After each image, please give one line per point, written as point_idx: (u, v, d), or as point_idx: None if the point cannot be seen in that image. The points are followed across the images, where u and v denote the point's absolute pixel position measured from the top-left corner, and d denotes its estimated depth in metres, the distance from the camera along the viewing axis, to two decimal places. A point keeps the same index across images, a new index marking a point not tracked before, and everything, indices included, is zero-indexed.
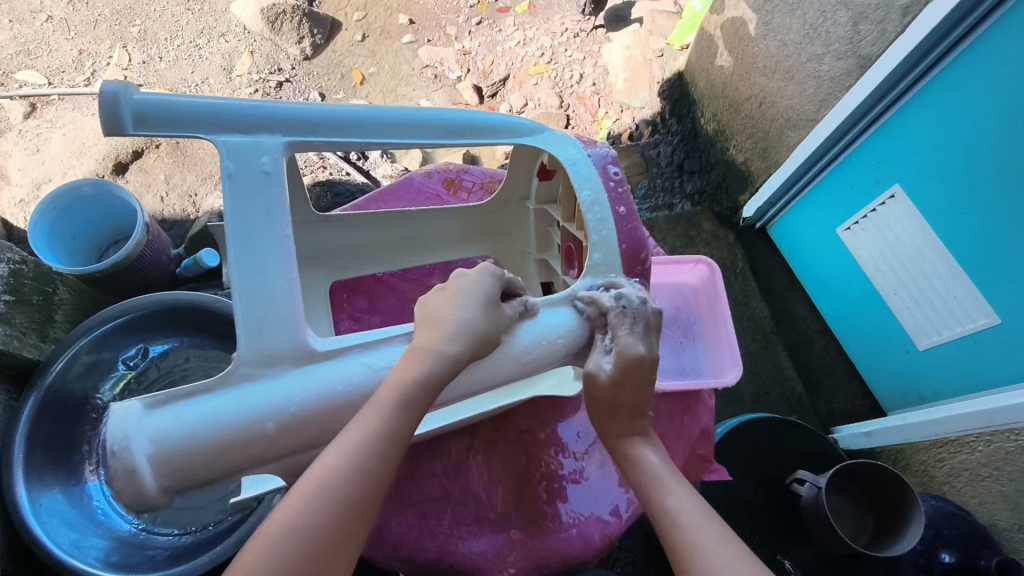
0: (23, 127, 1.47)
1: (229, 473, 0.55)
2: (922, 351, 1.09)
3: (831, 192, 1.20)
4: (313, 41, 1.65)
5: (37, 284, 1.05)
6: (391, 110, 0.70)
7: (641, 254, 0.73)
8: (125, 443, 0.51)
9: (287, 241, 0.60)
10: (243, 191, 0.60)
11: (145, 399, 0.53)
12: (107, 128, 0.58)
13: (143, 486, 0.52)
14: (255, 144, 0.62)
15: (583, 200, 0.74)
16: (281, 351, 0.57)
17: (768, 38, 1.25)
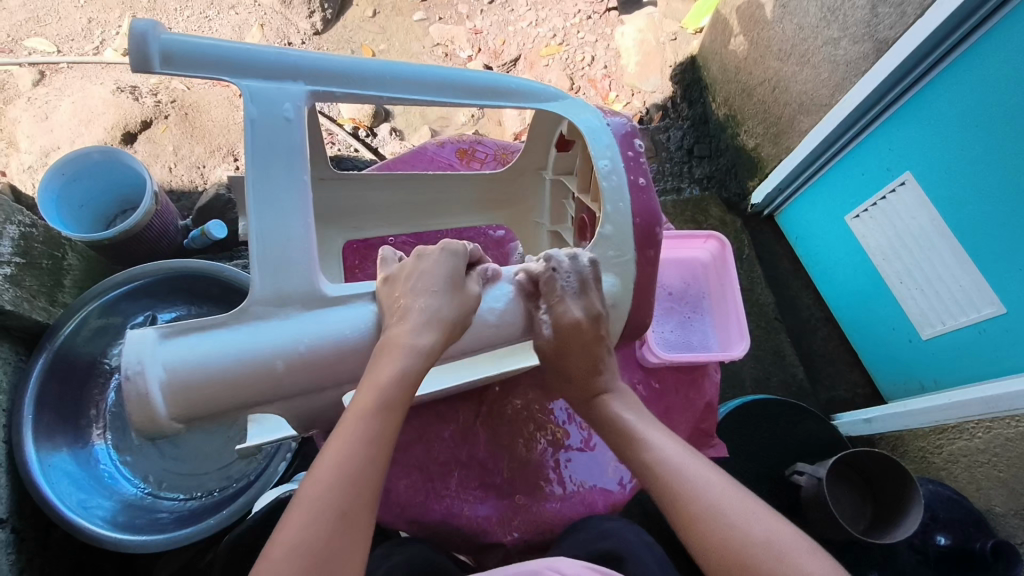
0: (31, 94, 1.46)
1: (237, 407, 0.57)
2: (926, 341, 1.10)
3: (839, 176, 1.20)
4: (323, 16, 1.62)
5: (46, 248, 1.04)
6: (413, 66, 0.69)
7: (653, 227, 0.73)
8: (140, 367, 0.53)
9: (305, 185, 0.60)
10: (266, 136, 0.60)
11: (159, 328, 0.55)
12: (134, 65, 0.58)
13: (154, 412, 0.53)
14: (279, 91, 0.62)
15: (600, 169, 0.73)
16: (295, 293, 0.58)
17: (784, 21, 1.25)
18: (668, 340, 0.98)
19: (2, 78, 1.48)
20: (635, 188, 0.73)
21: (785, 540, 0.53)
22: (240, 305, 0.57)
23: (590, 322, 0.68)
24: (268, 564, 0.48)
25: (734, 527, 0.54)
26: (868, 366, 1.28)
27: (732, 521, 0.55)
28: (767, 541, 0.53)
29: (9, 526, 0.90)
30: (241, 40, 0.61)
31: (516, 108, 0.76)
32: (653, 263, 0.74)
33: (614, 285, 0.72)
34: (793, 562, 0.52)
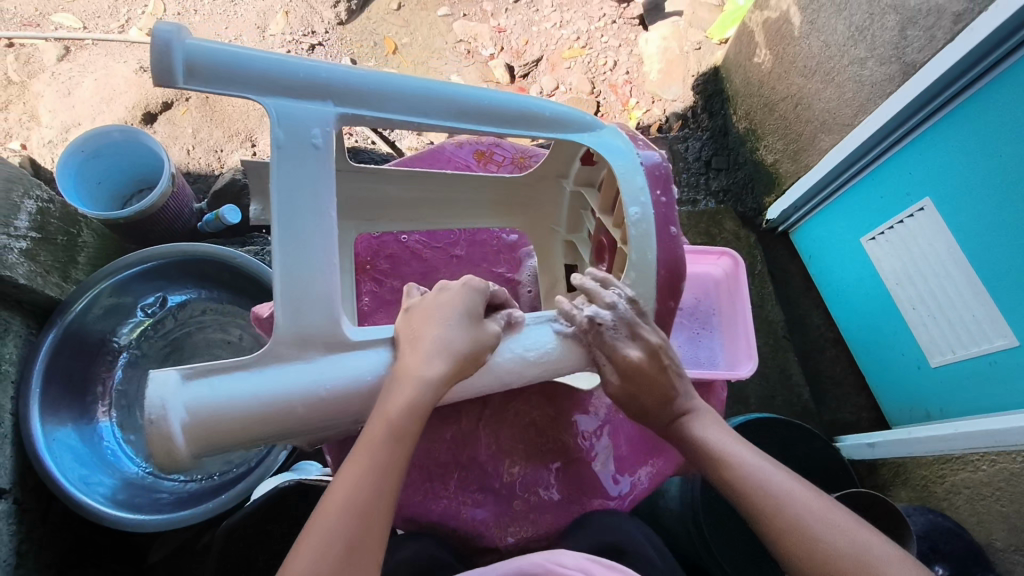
0: (56, 69, 1.48)
1: (255, 443, 0.57)
2: (933, 368, 1.09)
3: (860, 204, 1.19)
4: (348, 7, 1.63)
5: (62, 224, 1.05)
6: (443, 86, 0.69)
7: (677, 278, 0.73)
8: (162, 410, 0.52)
9: (332, 222, 0.60)
10: (291, 162, 0.61)
11: (183, 368, 0.55)
12: (159, 76, 0.58)
13: (175, 449, 0.53)
14: (306, 113, 0.62)
15: (630, 216, 0.73)
16: (318, 333, 0.58)
17: (811, 37, 1.23)
18: (674, 355, 0.96)
19: (28, 51, 1.49)
20: (662, 235, 0.73)
21: (880, 552, 0.55)
22: (264, 345, 0.57)
23: (641, 361, 0.67)
24: None
25: (824, 539, 0.56)
26: (875, 393, 1.27)
27: (820, 528, 0.56)
28: (856, 551, 0.55)
29: (10, 498, 0.91)
30: (268, 53, 0.61)
31: (545, 138, 0.75)
32: (673, 313, 0.74)
33: None
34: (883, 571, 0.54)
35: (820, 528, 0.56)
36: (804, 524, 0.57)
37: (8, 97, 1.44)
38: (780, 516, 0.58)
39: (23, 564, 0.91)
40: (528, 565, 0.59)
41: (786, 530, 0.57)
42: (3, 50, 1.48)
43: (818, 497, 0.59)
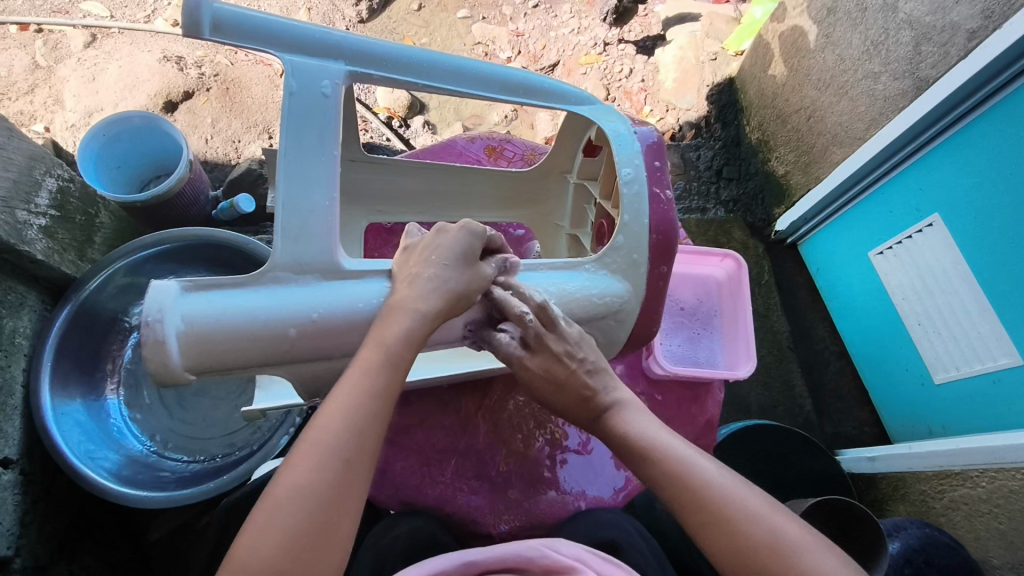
0: (82, 56, 1.51)
1: (248, 365, 0.58)
2: (938, 385, 1.09)
3: (869, 213, 1.18)
4: (369, 6, 1.65)
5: (81, 204, 1.07)
6: (451, 58, 0.72)
7: (670, 238, 0.74)
8: (160, 316, 0.54)
9: (335, 161, 0.62)
10: (303, 108, 0.62)
11: (183, 281, 0.56)
12: (186, 28, 0.59)
13: (170, 361, 0.54)
14: (321, 67, 0.64)
15: (622, 176, 0.75)
16: (313, 263, 0.60)
17: (826, 51, 1.24)
18: (674, 353, 0.98)
19: (56, 37, 1.53)
20: (654, 199, 0.74)
21: (798, 544, 0.52)
22: (261, 267, 0.58)
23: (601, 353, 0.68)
24: (262, 518, 0.49)
25: (744, 532, 0.53)
26: (878, 409, 1.27)
27: (736, 520, 0.54)
28: (772, 540, 0.53)
29: (17, 468, 0.92)
30: (290, 18, 0.64)
31: (547, 108, 0.78)
32: (665, 278, 0.75)
33: (624, 290, 0.73)
34: (798, 561, 0.52)
35: (739, 518, 0.54)
36: (729, 517, 0.54)
37: (35, 82, 1.48)
38: (703, 511, 0.55)
39: (26, 534, 0.92)
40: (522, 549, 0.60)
41: (712, 526, 0.55)
42: (32, 36, 1.52)
43: (741, 485, 0.57)
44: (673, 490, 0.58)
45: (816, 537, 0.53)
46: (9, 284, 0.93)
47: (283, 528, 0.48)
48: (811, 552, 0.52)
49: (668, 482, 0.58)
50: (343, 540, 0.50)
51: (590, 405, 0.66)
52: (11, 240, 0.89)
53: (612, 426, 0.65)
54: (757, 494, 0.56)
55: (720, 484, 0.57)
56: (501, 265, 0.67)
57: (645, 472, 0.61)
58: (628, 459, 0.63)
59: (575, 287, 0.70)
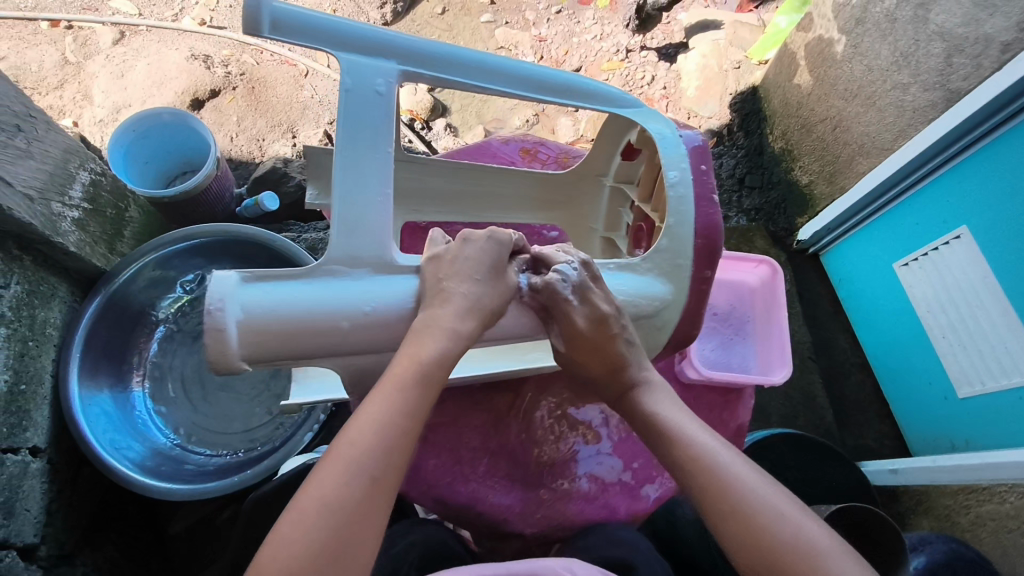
0: (111, 53, 1.53)
1: (301, 356, 0.58)
2: (962, 400, 1.08)
3: (895, 225, 1.18)
4: (394, 8, 1.67)
5: (111, 198, 1.08)
6: (500, 59, 0.73)
7: (715, 243, 0.74)
8: (221, 305, 0.55)
9: (388, 158, 0.64)
10: (355, 106, 0.64)
11: (242, 272, 0.57)
12: (246, 26, 0.62)
13: (229, 350, 0.55)
14: (375, 66, 0.66)
15: (668, 179, 0.75)
16: (366, 256, 0.61)
17: (853, 61, 1.24)
18: (707, 358, 0.98)
19: (86, 34, 1.55)
20: (701, 202, 0.74)
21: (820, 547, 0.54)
22: (317, 260, 0.60)
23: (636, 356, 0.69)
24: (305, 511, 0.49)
25: (773, 527, 0.55)
26: (899, 421, 1.26)
27: (767, 519, 0.56)
28: (800, 543, 0.54)
29: (44, 457, 0.93)
30: (344, 17, 0.66)
31: (590, 110, 0.78)
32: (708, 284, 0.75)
33: (668, 292, 0.73)
34: (823, 566, 0.53)
35: (769, 517, 0.56)
36: (750, 513, 0.56)
37: (64, 77, 1.49)
38: (721, 504, 0.58)
39: (52, 523, 0.93)
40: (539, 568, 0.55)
41: (726, 518, 0.57)
42: (63, 32, 1.55)
43: (771, 486, 0.58)
44: (697, 475, 0.60)
45: (837, 542, 0.54)
46: (42, 275, 0.94)
47: None
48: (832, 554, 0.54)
49: (695, 474, 0.60)
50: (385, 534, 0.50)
51: (619, 380, 0.68)
52: (46, 231, 0.90)
53: (636, 408, 0.67)
54: (781, 494, 0.58)
55: (740, 478, 0.59)
56: (524, 263, 0.69)
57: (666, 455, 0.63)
58: (653, 440, 0.65)
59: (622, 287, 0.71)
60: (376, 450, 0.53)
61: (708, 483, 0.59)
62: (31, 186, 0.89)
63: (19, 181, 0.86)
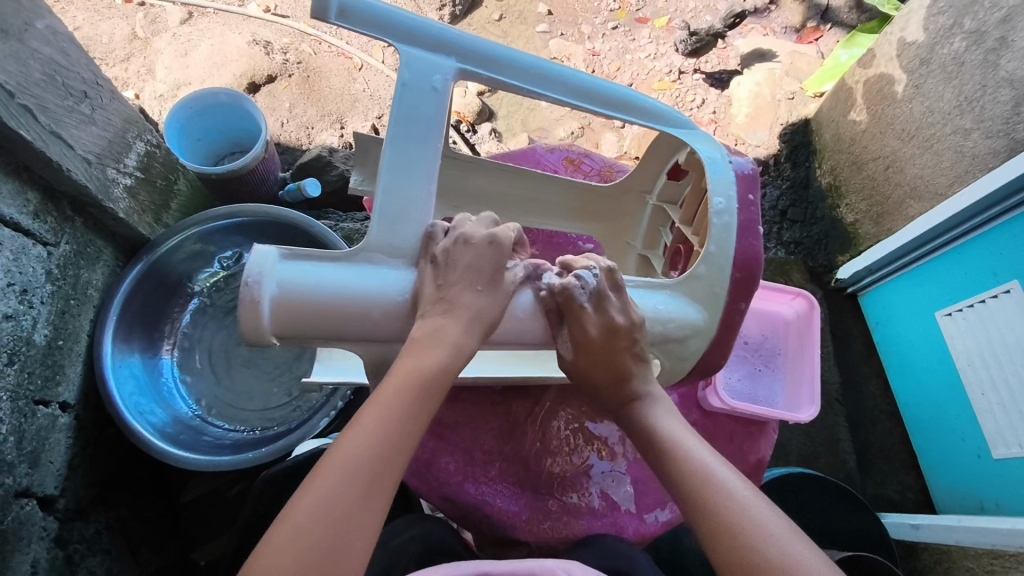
0: (177, 31, 1.58)
1: (330, 336, 0.61)
2: (995, 460, 1.03)
3: (937, 275, 1.15)
4: (452, 11, 1.69)
5: (163, 169, 1.12)
6: (558, 67, 0.73)
7: (752, 270, 0.72)
8: (259, 279, 0.58)
9: (436, 155, 0.65)
10: (411, 100, 0.66)
11: (282, 249, 0.60)
12: (315, 10, 0.63)
13: (262, 323, 0.58)
14: (434, 62, 0.67)
15: (714, 205, 0.73)
16: (403, 247, 0.63)
17: (914, 101, 1.21)
18: (734, 388, 0.96)
19: (156, 11, 1.61)
20: (744, 230, 0.73)
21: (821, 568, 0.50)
22: (356, 245, 0.62)
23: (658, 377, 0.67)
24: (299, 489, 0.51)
25: (757, 548, 0.52)
26: (925, 474, 1.22)
27: (751, 537, 0.53)
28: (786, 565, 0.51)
29: (72, 413, 0.96)
30: (409, 11, 0.67)
31: (642, 126, 0.78)
32: (740, 314, 0.73)
33: (697, 317, 0.72)
34: None
35: (756, 537, 0.53)
36: (741, 528, 0.54)
37: (131, 50, 1.55)
38: (712, 514, 0.55)
39: (71, 477, 0.96)
40: (539, 569, 0.54)
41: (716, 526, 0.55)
42: (135, 8, 1.61)
43: (768, 508, 0.55)
44: (689, 485, 0.58)
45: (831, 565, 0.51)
46: (90, 238, 0.97)
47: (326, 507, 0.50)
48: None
49: (692, 486, 0.58)
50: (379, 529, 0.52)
51: (622, 393, 0.68)
52: (99, 195, 0.93)
53: (635, 421, 0.67)
54: (778, 513, 0.55)
55: (736, 490, 0.57)
56: (525, 271, 0.68)
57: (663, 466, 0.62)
58: (655, 447, 0.64)
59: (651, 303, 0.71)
60: (386, 441, 0.54)
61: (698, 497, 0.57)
62: (90, 151, 0.92)
63: (80, 144, 0.90)
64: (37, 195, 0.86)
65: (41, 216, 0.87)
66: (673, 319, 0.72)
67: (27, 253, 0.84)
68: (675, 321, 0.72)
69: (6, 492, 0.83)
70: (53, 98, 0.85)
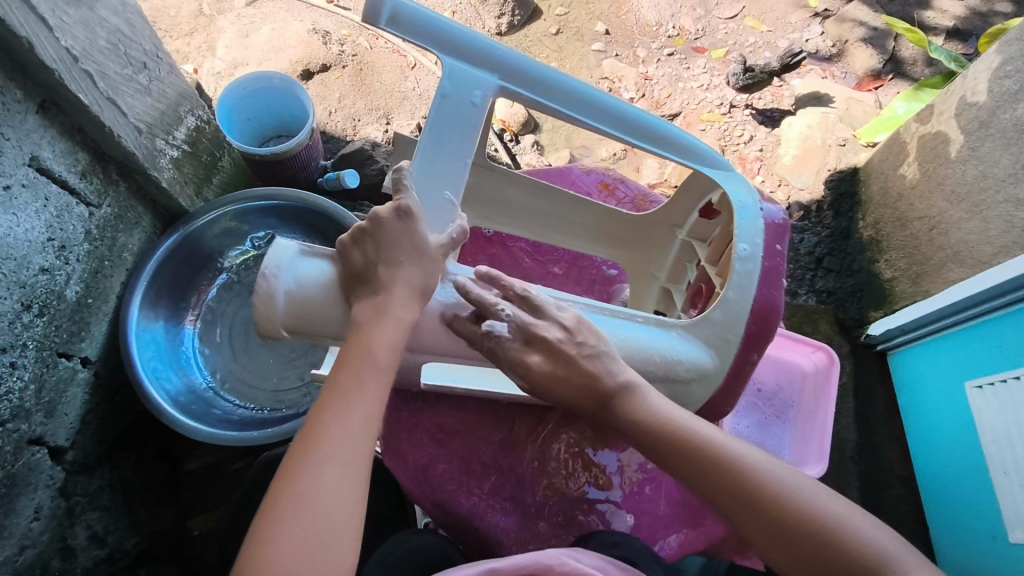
0: (242, 12, 1.63)
1: (331, 331, 0.67)
2: (1012, 544, 0.99)
3: (969, 343, 1.11)
4: (511, 20, 1.71)
5: (211, 145, 1.15)
6: (595, 92, 0.77)
7: (770, 319, 0.73)
8: (275, 271, 0.65)
9: (466, 165, 0.72)
10: (449, 111, 0.72)
11: (300, 246, 0.68)
12: (367, 16, 0.67)
13: (273, 311, 0.65)
14: (475, 76, 0.73)
15: (737, 251, 0.74)
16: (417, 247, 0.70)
17: (968, 163, 1.17)
18: (740, 433, 0.94)
19: None
20: (766, 280, 0.73)
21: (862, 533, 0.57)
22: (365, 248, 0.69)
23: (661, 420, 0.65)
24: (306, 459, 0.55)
25: (806, 510, 0.58)
26: (936, 550, 1.17)
27: (798, 504, 0.58)
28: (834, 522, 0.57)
29: (92, 369, 0.99)
30: (457, 24, 0.72)
31: (675, 160, 0.80)
32: (751, 365, 0.74)
33: (708, 362, 0.73)
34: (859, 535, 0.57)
35: (803, 501, 0.59)
36: (789, 499, 0.59)
37: (196, 26, 1.60)
38: (756, 494, 0.59)
39: (84, 431, 0.98)
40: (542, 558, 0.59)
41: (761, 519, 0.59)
42: None
43: (792, 471, 0.61)
44: (724, 476, 0.61)
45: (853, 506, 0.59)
46: (131, 203, 1.00)
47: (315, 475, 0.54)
48: (873, 536, 0.57)
49: (723, 474, 0.61)
50: (352, 507, 0.55)
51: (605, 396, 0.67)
52: (145, 163, 0.96)
53: (633, 418, 0.66)
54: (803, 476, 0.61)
55: (765, 467, 0.61)
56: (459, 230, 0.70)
57: (687, 464, 0.63)
58: (665, 446, 0.65)
59: (656, 345, 0.73)
60: (358, 420, 0.59)
61: (736, 485, 0.60)
62: (142, 120, 0.95)
63: (133, 113, 0.92)
64: (87, 156, 0.89)
65: (88, 177, 0.90)
66: (684, 362, 0.73)
67: (70, 211, 0.87)
68: (688, 366, 0.72)
69: (19, 439, 0.86)
70: (114, 65, 0.88)
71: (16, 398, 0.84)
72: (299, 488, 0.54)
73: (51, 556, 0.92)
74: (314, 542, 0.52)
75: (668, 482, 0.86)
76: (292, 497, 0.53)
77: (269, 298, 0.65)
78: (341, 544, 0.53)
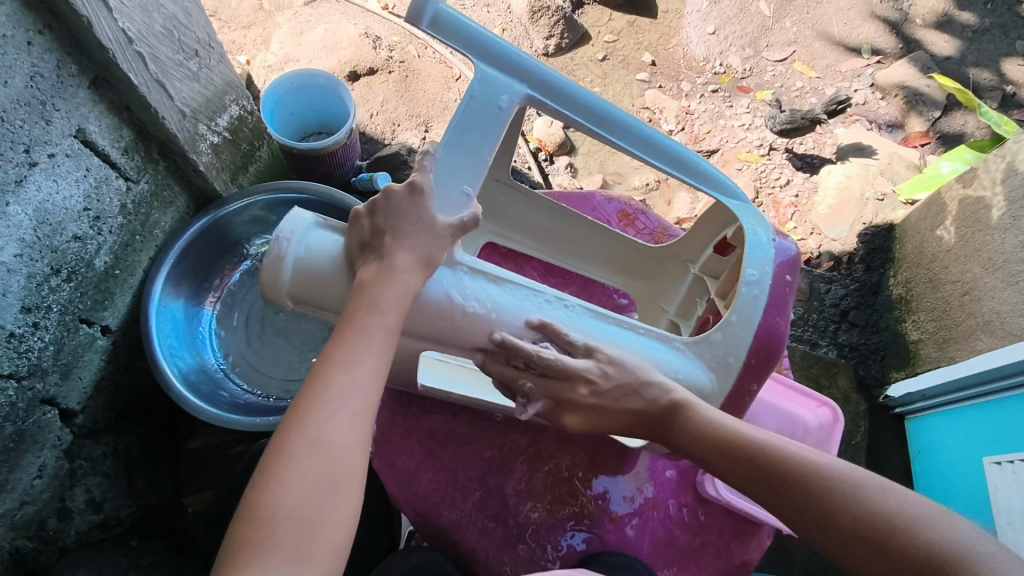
0: (299, 11, 1.68)
1: (329, 305, 0.70)
2: None
3: (994, 417, 1.07)
4: (558, 42, 1.72)
5: (250, 135, 1.19)
6: (621, 113, 0.79)
7: (773, 347, 0.77)
8: (288, 237, 0.69)
9: (484, 163, 0.74)
10: (473, 112, 0.75)
11: (318, 218, 0.72)
12: (408, 16, 0.71)
13: (280, 275, 0.69)
14: (504, 83, 0.76)
15: (745, 276, 0.77)
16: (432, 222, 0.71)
17: (1009, 232, 1.13)
18: None
19: None
20: (771, 308, 0.77)
21: (980, 538, 0.57)
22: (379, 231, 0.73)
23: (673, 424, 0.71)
24: (314, 409, 0.56)
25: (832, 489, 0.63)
26: None
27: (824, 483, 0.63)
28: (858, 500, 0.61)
29: (111, 338, 1.01)
30: (492, 33, 0.75)
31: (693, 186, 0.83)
32: (750, 395, 0.79)
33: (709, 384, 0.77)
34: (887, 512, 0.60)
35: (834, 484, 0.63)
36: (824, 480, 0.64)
37: (254, 20, 1.66)
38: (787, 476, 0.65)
39: (95, 398, 1.01)
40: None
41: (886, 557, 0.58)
42: None
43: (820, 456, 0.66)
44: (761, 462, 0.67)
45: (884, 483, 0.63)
46: (167, 182, 1.03)
47: (316, 432, 0.55)
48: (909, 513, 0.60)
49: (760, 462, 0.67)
50: (346, 481, 0.55)
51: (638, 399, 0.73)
52: (186, 146, 0.99)
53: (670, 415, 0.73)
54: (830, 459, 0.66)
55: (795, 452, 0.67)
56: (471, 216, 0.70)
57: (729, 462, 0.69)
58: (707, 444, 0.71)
59: (658, 358, 0.77)
60: (361, 382, 0.59)
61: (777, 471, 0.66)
62: (187, 104, 0.98)
63: (179, 97, 0.96)
64: (130, 133, 0.93)
65: (130, 153, 0.93)
66: (682, 379, 0.77)
67: (108, 183, 0.91)
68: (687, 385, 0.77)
69: (33, 396, 0.88)
70: (166, 49, 0.91)
71: (35, 356, 0.87)
72: (307, 433, 0.55)
73: (48, 514, 0.94)
74: (321, 487, 0.54)
75: (655, 521, 0.85)
76: (302, 443, 0.55)
77: (278, 262, 0.69)
78: (343, 491, 0.55)
